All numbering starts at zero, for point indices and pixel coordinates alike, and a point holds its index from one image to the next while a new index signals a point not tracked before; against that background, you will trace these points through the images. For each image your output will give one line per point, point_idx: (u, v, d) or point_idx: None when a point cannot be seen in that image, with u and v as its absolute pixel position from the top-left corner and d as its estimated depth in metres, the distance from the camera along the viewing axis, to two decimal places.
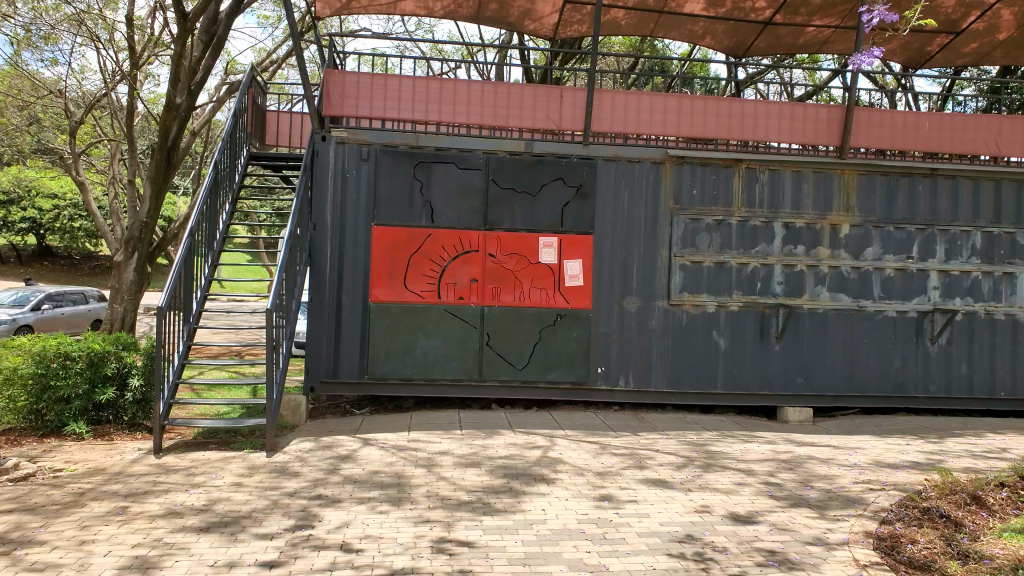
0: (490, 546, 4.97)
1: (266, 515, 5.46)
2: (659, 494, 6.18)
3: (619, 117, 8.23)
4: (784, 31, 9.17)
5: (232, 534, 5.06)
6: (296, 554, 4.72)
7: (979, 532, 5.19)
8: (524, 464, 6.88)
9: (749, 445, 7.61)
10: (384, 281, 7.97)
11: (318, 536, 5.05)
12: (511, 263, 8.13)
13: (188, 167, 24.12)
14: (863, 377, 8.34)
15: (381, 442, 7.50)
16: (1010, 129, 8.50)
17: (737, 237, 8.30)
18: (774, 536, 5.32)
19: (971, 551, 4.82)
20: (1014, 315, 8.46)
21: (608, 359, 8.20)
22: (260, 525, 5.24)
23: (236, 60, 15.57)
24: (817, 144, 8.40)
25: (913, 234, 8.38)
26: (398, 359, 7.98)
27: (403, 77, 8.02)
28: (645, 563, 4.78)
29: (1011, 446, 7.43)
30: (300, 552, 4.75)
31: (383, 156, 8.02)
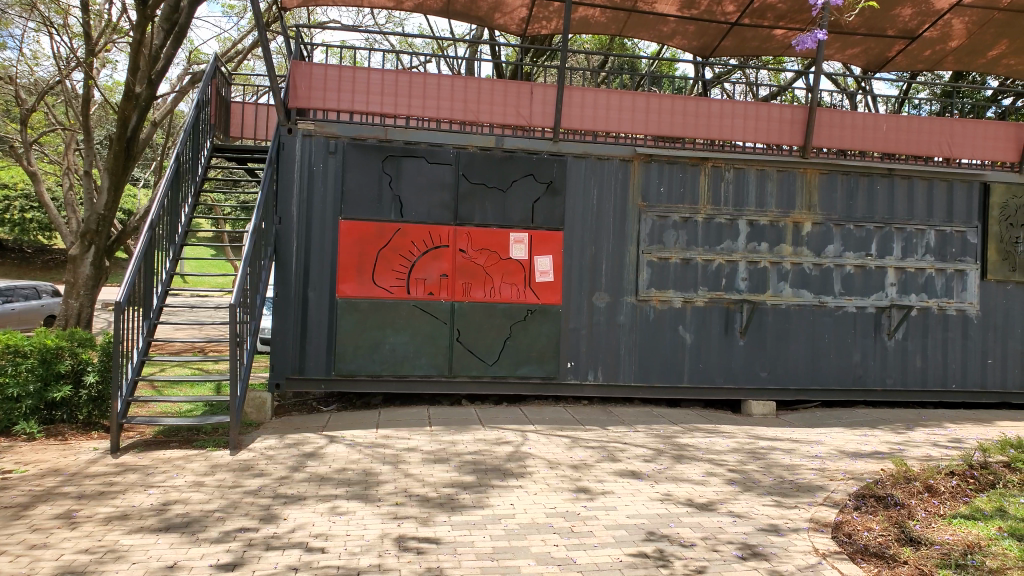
0: (458, 542, 4.98)
1: (228, 515, 5.38)
2: (628, 487, 6.26)
3: (589, 114, 8.26)
4: (750, 34, 9.33)
5: (192, 535, 4.97)
6: (259, 554, 4.66)
7: (931, 519, 5.47)
8: (494, 459, 6.90)
9: (715, 437, 7.75)
10: (352, 276, 7.88)
11: (282, 535, 4.99)
12: (482, 258, 8.12)
13: (148, 159, 23.59)
14: (825, 371, 8.56)
15: (349, 439, 7.44)
16: (963, 131, 8.76)
17: (703, 235, 8.43)
18: (738, 528, 5.43)
19: (923, 537, 5.05)
20: (966, 311, 8.77)
21: (577, 354, 8.26)
22: (221, 525, 5.16)
23: (199, 49, 15.20)
24: (781, 143, 8.55)
25: (872, 232, 8.62)
26: (366, 355, 7.90)
27: (371, 70, 7.93)
28: (611, 555, 4.85)
29: (963, 437, 7.72)
30: (263, 552, 4.70)
31: (352, 149, 7.92)
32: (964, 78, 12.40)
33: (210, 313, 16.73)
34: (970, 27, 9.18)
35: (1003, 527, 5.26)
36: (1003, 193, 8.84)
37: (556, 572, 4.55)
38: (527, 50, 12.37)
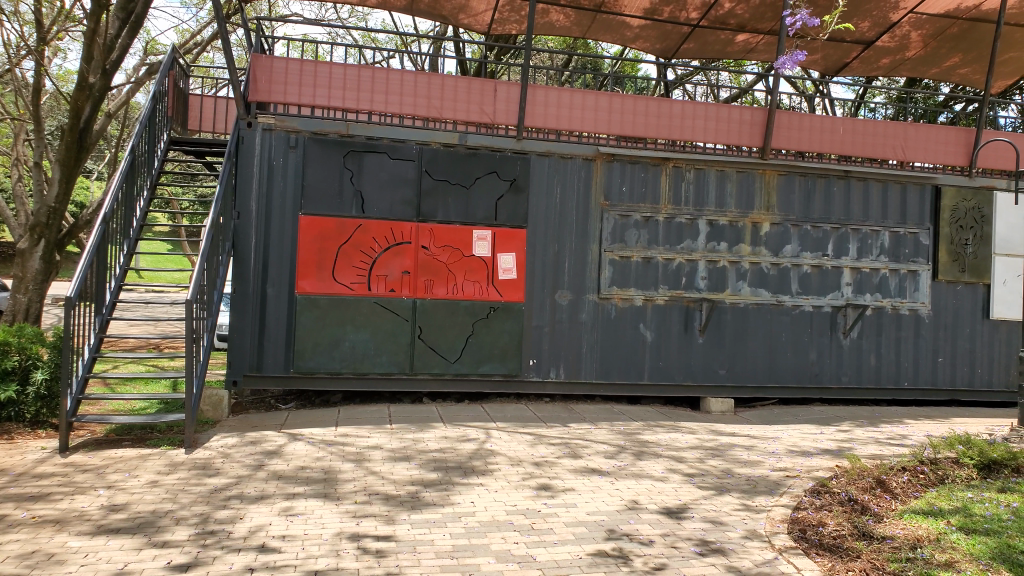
0: (418, 540, 4.95)
1: (181, 516, 5.26)
2: (588, 483, 6.29)
3: (552, 113, 8.28)
4: (711, 38, 9.44)
5: (144, 537, 4.86)
6: (213, 556, 4.57)
7: (882, 514, 5.61)
8: (457, 457, 6.86)
9: (675, 434, 7.82)
10: (312, 272, 7.80)
11: (237, 536, 4.90)
12: (444, 255, 8.09)
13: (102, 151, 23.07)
14: (782, 369, 8.70)
15: (309, 437, 7.35)
16: (916, 135, 8.95)
17: (664, 234, 8.51)
18: (696, 524, 5.49)
19: (875, 532, 5.19)
20: (918, 311, 8.98)
21: (540, 352, 8.27)
22: (176, 526, 5.06)
23: (156, 40, 14.91)
24: (741, 144, 8.66)
25: (828, 232, 8.79)
26: (326, 353, 7.82)
27: (334, 65, 7.85)
28: (571, 552, 4.86)
29: (913, 433, 7.92)
30: (218, 553, 4.61)
31: (313, 144, 7.84)
32: (917, 85, 12.74)
33: (167, 309, 16.43)
34: (925, 38, 9.42)
35: (950, 522, 5.43)
36: (953, 196, 9.08)
37: (515, 570, 4.56)
38: (491, 48, 12.36)
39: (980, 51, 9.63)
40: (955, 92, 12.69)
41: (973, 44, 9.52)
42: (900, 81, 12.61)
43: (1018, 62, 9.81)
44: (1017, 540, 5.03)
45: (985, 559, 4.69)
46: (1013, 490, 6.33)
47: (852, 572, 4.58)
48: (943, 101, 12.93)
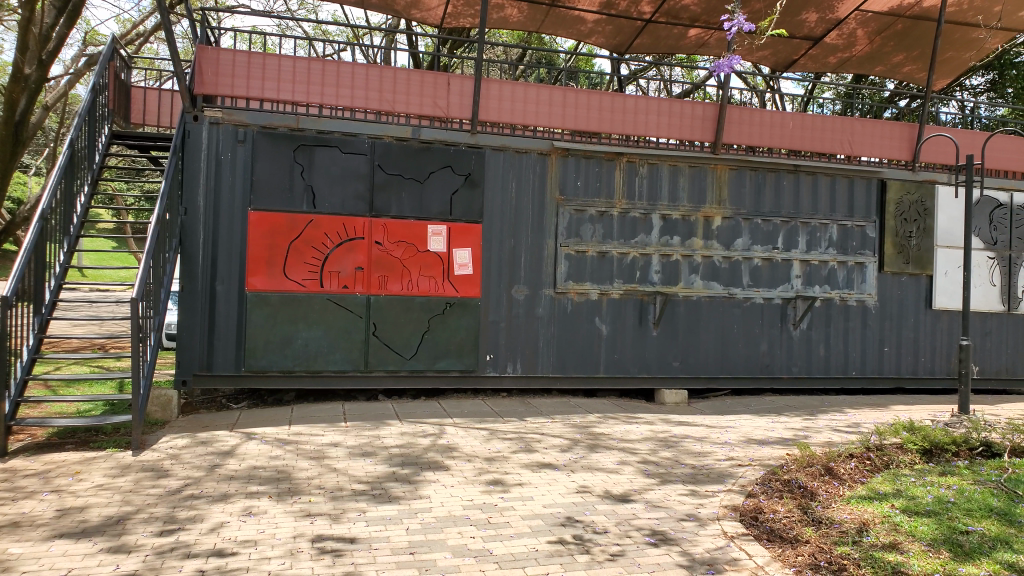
0: (374, 538, 4.90)
1: (130, 519, 5.13)
2: (544, 477, 6.31)
3: (506, 108, 8.26)
4: (664, 33, 9.49)
5: (90, 542, 4.72)
6: (162, 560, 4.46)
7: (830, 500, 5.76)
8: (414, 452, 6.83)
9: (630, 426, 7.90)
10: (262, 269, 7.66)
11: (188, 539, 4.79)
12: (398, 251, 8.01)
13: (42, 144, 22.26)
14: (734, 360, 8.85)
15: (262, 436, 7.24)
16: (862, 130, 9.16)
17: (618, 228, 8.56)
18: (650, 514, 5.56)
19: (823, 517, 5.32)
20: (865, 302, 9.22)
21: (496, 347, 8.27)
22: (123, 530, 4.93)
23: (97, 31, 14.45)
24: (693, 140, 8.76)
25: (778, 226, 8.95)
26: (277, 351, 7.71)
27: (283, 57, 7.70)
28: (528, 545, 4.88)
29: (861, 421, 8.14)
30: (167, 557, 4.51)
31: (262, 138, 7.69)
32: (864, 81, 13.05)
33: (114, 308, 16.01)
34: (871, 35, 9.62)
35: (895, 505, 5.60)
36: (898, 190, 9.33)
37: (472, 564, 4.55)
38: (444, 42, 12.28)
39: (923, 47, 9.88)
40: (899, 88, 13.02)
41: (916, 42, 9.78)
42: (847, 77, 12.92)
43: (958, 59, 10.10)
44: (956, 521, 5.22)
45: (927, 541, 4.84)
46: (955, 473, 6.58)
47: (801, 557, 4.69)
48: (888, 97, 13.27)
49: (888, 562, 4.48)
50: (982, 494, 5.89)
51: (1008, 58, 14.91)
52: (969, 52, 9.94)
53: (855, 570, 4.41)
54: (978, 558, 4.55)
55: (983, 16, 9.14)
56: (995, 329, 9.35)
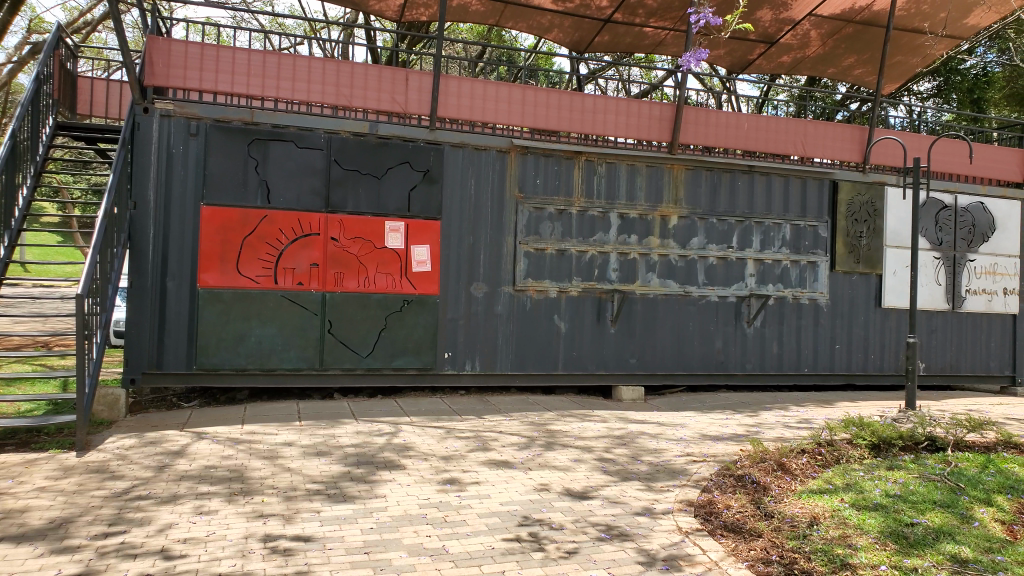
0: (327, 538, 4.83)
1: (73, 522, 4.96)
2: (501, 475, 6.30)
3: (465, 104, 8.24)
4: (622, 30, 9.61)
5: (31, 546, 4.54)
6: (106, 563, 4.31)
7: (782, 495, 5.86)
8: (369, 451, 6.75)
9: (587, 423, 7.94)
10: (214, 265, 7.50)
11: (134, 540, 4.65)
12: (355, 247, 7.92)
13: None
14: (690, 357, 8.96)
15: (213, 435, 7.09)
16: (815, 132, 9.37)
17: (577, 226, 8.60)
18: (607, 510, 5.58)
19: (776, 512, 5.41)
20: (817, 300, 9.41)
21: (454, 344, 8.23)
22: (65, 533, 4.76)
23: (41, 18, 14.00)
24: (651, 139, 8.86)
25: (733, 225, 9.09)
26: (230, 349, 7.56)
27: (237, 50, 7.56)
28: (484, 543, 4.86)
29: (812, 416, 8.31)
30: (112, 559, 4.37)
31: (215, 131, 7.53)
32: (817, 83, 13.35)
33: (58, 305, 15.51)
34: (823, 37, 9.83)
35: (844, 499, 5.71)
36: (849, 190, 9.55)
37: (427, 563, 4.50)
38: (403, 37, 12.23)
39: (873, 51, 10.14)
40: (851, 91, 13.38)
41: (866, 45, 10.04)
42: (801, 80, 13.23)
43: (906, 64, 10.40)
44: (903, 514, 5.35)
45: (875, 533, 4.95)
46: (901, 467, 6.75)
47: (753, 551, 4.75)
48: (840, 100, 13.63)
49: (837, 554, 4.56)
50: (926, 487, 6.05)
51: (954, 65, 15.50)
52: (915, 57, 10.25)
53: (806, 563, 4.49)
54: (923, 549, 4.66)
55: (929, 22, 9.37)
56: (940, 327, 9.63)
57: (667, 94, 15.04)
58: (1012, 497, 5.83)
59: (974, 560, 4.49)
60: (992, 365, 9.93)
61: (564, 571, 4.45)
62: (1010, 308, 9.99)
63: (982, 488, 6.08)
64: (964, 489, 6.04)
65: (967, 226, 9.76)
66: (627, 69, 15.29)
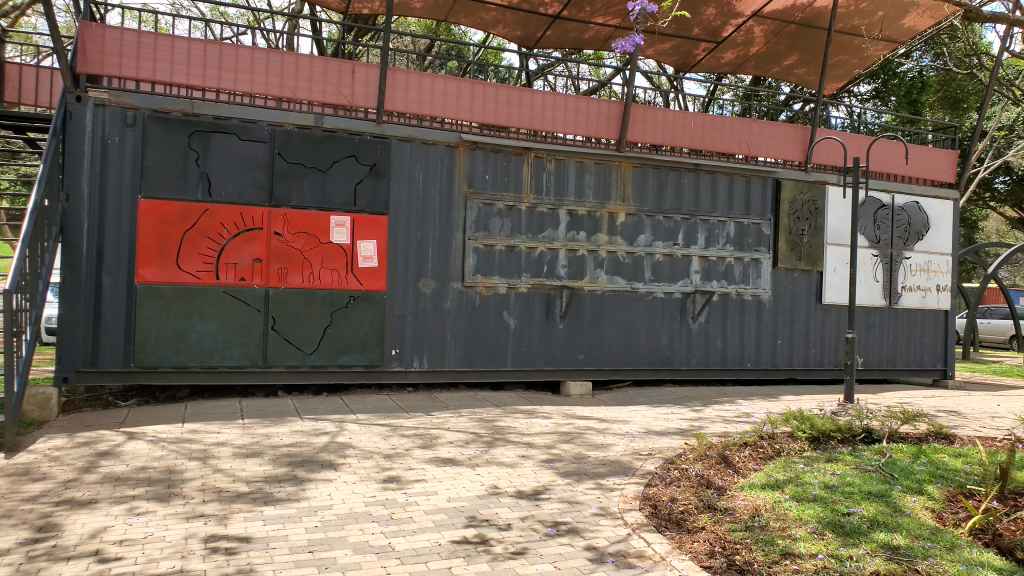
0: (271, 537, 4.74)
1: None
2: (447, 472, 6.30)
3: (413, 98, 8.16)
4: (571, 26, 9.72)
5: None
6: (37, 567, 4.16)
7: (725, 488, 5.99)
8: (311, 451, 6.65)
9: (534, 419, 7.97)
10: (153, 259, 7.28)
11: (67, 544, 4.50)
12: (299, 242, 7.79)
13: None
14: (637, 352, 9.08)
15: (151, 435, 6.90)
16: (759, 131, 9.57)
17: (526, 223, 8.60)
18: (554, 505, 5.63)
19: (719, 504, 5.53)
20: (759, 296, 9.62)
21: (402, 341, 8.18)
22: None
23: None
24: (599, 137, 8.91)
25: (679, 223, 9.21)
26: (169, 346, 7.37)
27: (176, 38, 7.36)
28: (431, 539, 4.84)
29: (754, 410, 8.51)
30: (42, 564, 4.21)
31: (153, 122, 7.30)
32: (762, 83, 13.67)
33: None
34: (767, 35, 10.04)
35: (785, 491, 5.86)
36: (791, 189, 9.78)
37: (373, 561, 4.46)
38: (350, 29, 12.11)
39: (814, 51, 10.41)
40: (794, 91, 13.70)
41: (809, 44, 10.25)
42: (746, 80, 13.54)
43: (846, 64, 10.70)
44: (840, 504, 5.52)
45: (814, 523, 5.09)
46: (839, 458, 6.96)
47: (697, 544, 4.84)
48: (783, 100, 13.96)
49: (778, 545, 4.68)
50: (862, 477, 6.26)
51: (891, 68, 16.05)
52: (855, 57, 10.54)
53: (748, 554, 4.60)
54: (859, 538, 4.81)
55: (866, 22, 9.64)
56: (877, 323, 9.95)
57: (616, 92, 15.17)
58: (940, 485, 6.06)
59: (905, 547, 4.65)
60: (925, 359, 10.31)
61: (511, 566, 4.46)
62: (942, 304, 10.36)
63: (914, 477, 6.30)
64: (897, 479, 6.26)
65: (903, 224, 10.07)
66: (576, 66, 15.38)
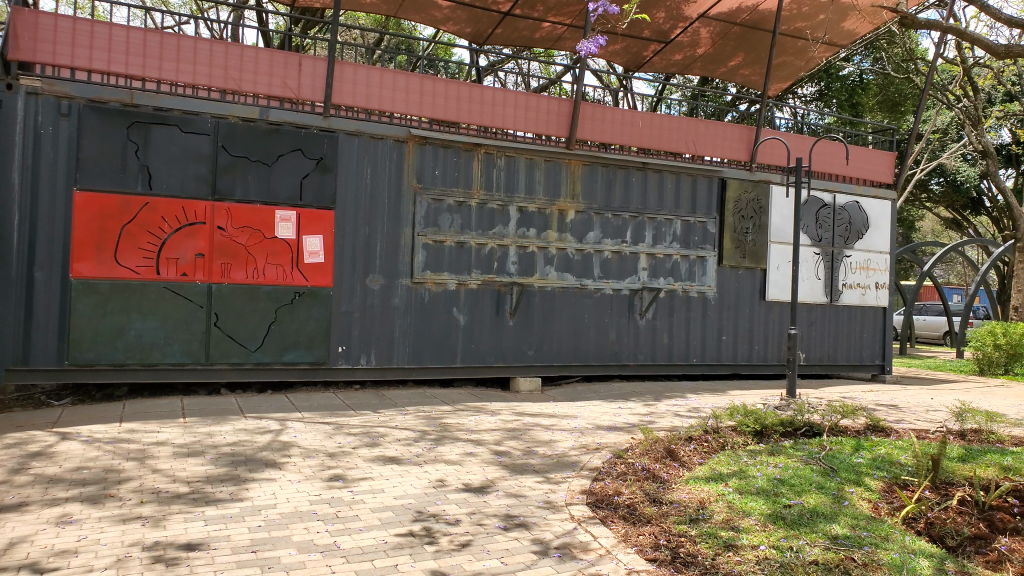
0: (211, 538, 4.63)
1: None
2: (394, 469, 6.25)
3: (361, 92, 8.08)
4: (521, 24, 9.75)
5: None
6: None
7: (670, 482, 6.07)
8: (254, 449, 6.55)
9: (482, 416, 7.97)
10: (89, 254, 7.05)
11: None
12: (243, 237, 7.64)
13: None
14: (586, 348, 9.16)
15: (86, 435, 6.69)
16: (705, 131, 9.78)
17: (476, 219, 8.60)
18: (501, 501, 5.62)
19: (665, 498, 5.59)
20: (705, 293, 9.81)
21: (349, 338, 8.10)
22: None
23: None
24: (549, 134, 8.97)
25: (627, 220, 9.33)
26: (106, 343, 7.15)
27: (114, 26, 7.14)
28: (377, 537, 4.79)
29: (701, 405, 8.66)
30: None
31: (89, 112, 7.07)
32: (710, 83, 13.95)
33: None
34: (714, 36, 10.23)
35: (728, 484, 5.95)
36: (736, 188, 10.00)
37: (317, 559, 4.39)
38: (297, 21, 11.95)
39: (759, 52, 10.64)
40: (740, 92, 13.99)
41: (754, 46, 10.49)
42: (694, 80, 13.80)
43: (790, 65, 10.96)
44: (781, 496, 5.63)
45: (757, 515, 5.18)
46: (781, 451, 7.11)
47: (642, 537, 4.88)
48: (731, 101, 14.26)
49: (721, 538, 4.75)
50: (803, 470, 6.40)
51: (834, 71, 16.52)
52: (799, 59, 10.81)
53: (692, 546, 4.65)
54: (799, 529, 4.90)
55: (808, 25, 9.91)
56: (819, 319, 10.22)
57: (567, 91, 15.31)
58: (877, 476, 6.22)
59: (843, 537, 4.75)
60: (864, 354, 10.63)
61: (457, 562, 4.43)
62: (881, 301, 10.71)
63: (852, 469, 6.47)
64: (836, 470, 6.41)
65: (844, 223, 10.38)
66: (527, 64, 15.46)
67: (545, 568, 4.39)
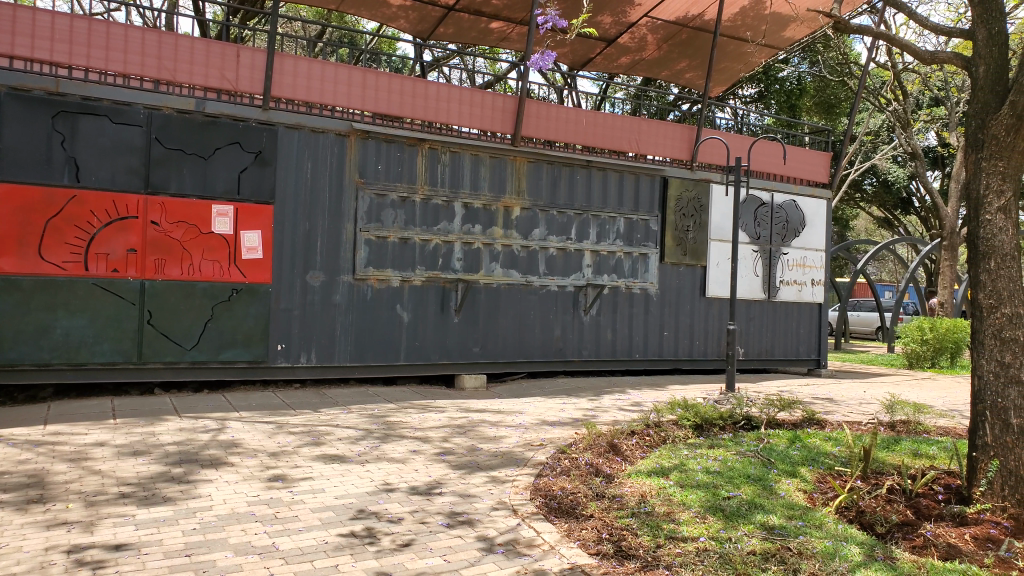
0: (143, 542, 4.47)
1: None
2: (335, 468, 6.16)
3: (301, 84, 7.91)
4: (467, 23, 9.73)
5: None
6: None
7: (612, 476, 6.14)
8: (190, 449, 6.37)
9: (427, 413, 7.93)
10: (10, 249, 6.71)
11: None
12: (178, 232, 7.42)
13: None
14: (531, 344, 9.21)
15: (9, 437, 6.38)
16: (648, 130, 9.93)
17: (420, 215, 8.55)
18: (445, 499, 5.60)
19: (607, 492, 5.65)
20: (647, 289, 9.99)
21: (289, 336, 7.96)
22: None
23: None
24: (495, 131, 8.96)
25: (571, 217, 9.42)
26: (30, 343, 6.83)
27: (39, 11, 6.80)
28: (317, 537, 4.71)
29: (643, 400, 8.81)
30: None
31: (11, 100, 6.74)
32: (654, 84, 14.20)
33: None
34: (658, 41, 10.41)
35: (669, 477, 6.05)
36: (678, 187, 10.22)
37: (255, 562, 4.30)
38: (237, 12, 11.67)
39: (702, 57, 10.86)
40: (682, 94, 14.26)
41: (697, 52, 10.73)
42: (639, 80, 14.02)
43: (731, 70, 11.22)
44: (720, 488, 5.75)
45: (696, 508, 5.27)
46: (721, 444, 7.27)
47: (585, 531, 4.93)
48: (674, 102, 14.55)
49: (662, 530, 4.83)
50: (742, 462, 6.56)
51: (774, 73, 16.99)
52: (739, 64, 11.08)
53: (633, 539, 4.72)
54: (737, 520, 5.00)
55: (751, 32, 10.15)
56: (758, 315, 10.51)
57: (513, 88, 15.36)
58: (812, 467, 6.42)
59: (779, 527, 4.85)
60: (801, 349, 10.98)
61: (398, 561, 4.39)
62: (817, 298, 11.07)
63: (789, 461, 6.66)
64: (774, 462, 6.59)
65: (782, 222, 10.68)
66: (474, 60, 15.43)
67: (487, 565, 4.38)
